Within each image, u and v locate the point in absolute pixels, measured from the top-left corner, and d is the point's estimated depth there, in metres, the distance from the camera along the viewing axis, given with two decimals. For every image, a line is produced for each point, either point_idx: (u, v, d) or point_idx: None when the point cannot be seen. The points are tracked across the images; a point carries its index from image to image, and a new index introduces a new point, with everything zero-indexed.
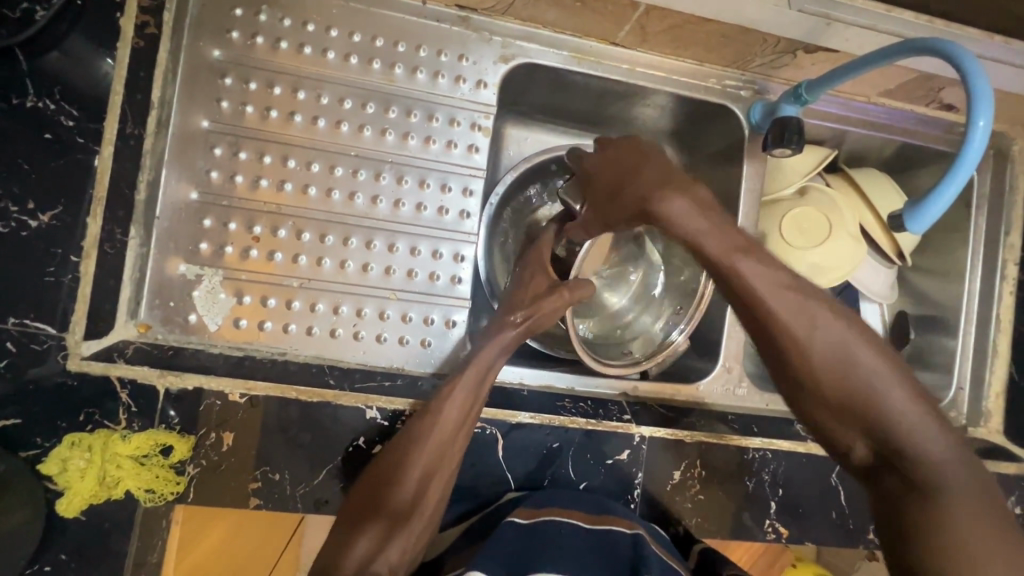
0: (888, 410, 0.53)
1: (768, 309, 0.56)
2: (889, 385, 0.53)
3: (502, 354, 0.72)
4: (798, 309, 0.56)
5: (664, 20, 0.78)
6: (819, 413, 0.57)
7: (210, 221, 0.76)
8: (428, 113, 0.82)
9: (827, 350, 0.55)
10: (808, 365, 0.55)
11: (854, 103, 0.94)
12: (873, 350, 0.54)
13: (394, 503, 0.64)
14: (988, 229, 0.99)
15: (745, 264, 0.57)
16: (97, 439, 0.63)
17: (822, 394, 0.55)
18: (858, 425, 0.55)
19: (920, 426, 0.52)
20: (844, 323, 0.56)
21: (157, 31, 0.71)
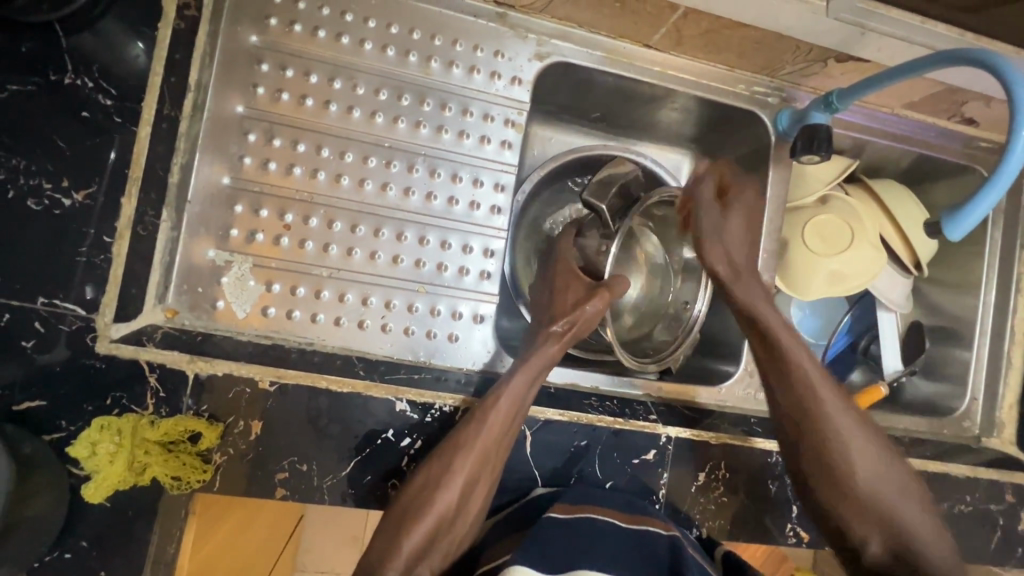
0: (905, 527, 0.68)
1: (822, 411, 0.73)
2: (904, 495, 0.70)
3: (546, 366, 0.72)
4: (839, 410, 0.73)
5: (701, 24, 0.79)
6: (845, 509, 0.71)
7: (241, 207, 0.75)
8: (463, 108, 0.82)
9: (862, 450, 0.71)
10: (841, 458, 0.71)
11: (877, 114, 0.96)
12: (897, 468, 0.72)
13: (439, 505, 0.63)
14: (1004, 242, 1.01)
15: (810, 369, 0.74)
16: (126, 424, 0.61)
17: (854, 491, 0.70)
18: (877, 525, 0.69)
19: (928, 541, 0.68)
20: (877, 445, 0.72)
21: (196, 14, 0.70)
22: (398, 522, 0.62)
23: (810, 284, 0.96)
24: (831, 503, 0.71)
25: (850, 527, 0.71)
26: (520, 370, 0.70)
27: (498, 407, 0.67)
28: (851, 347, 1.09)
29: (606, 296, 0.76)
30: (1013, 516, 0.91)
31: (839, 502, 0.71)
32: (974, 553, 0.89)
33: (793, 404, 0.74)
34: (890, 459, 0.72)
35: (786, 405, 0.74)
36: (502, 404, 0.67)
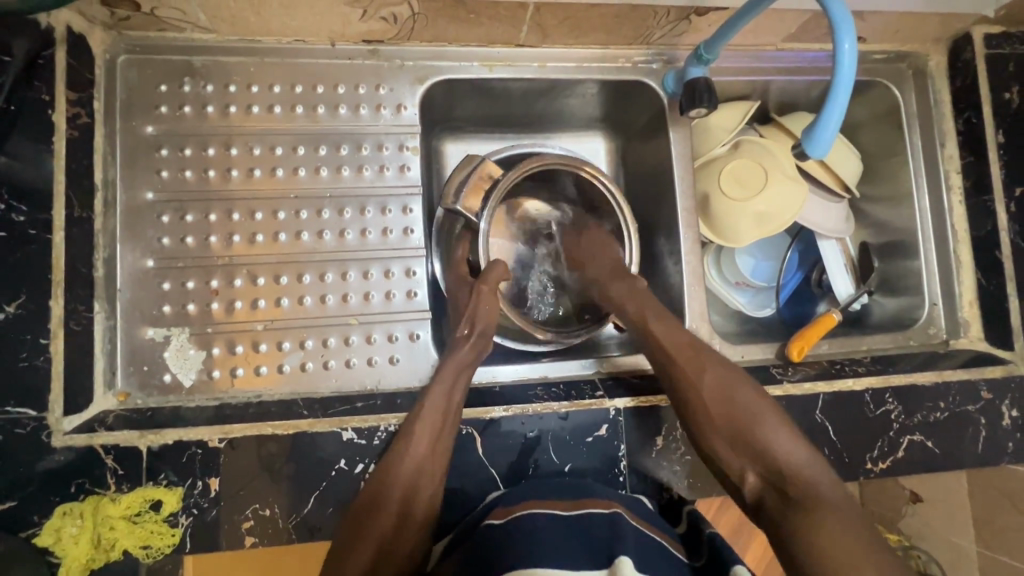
0: (771, 450, 0.69)
1: (677, 361, 0.77)
2: (766, 423, 0.71)
3: (462, 371, 0.77)
4: (695, 363, 0.77)
5: (557, 13, 0.82)
6: (715, 442, 0.72)
7: (169, 283, 0.80)
8: (357, 145, 0.86)
9: (713, 388, 0.74)
10: (697, 395, 0.75)
11: (763, 54, 0.98)
12: (746, 392, 0.74)
13: (382, 520, 0.66)
14: (923, 145, 1.01)
15: (656, 320, 0.82)
16: (88, 505, 0.66)
17: (717, 426, 0.72)
18: (747, 455, 0.70)
19: (793, 459, 0.68)
20: (737, 385, 0.74)
21: (89, 120, 0.76)
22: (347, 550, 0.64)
23: (741, 232, 0.98)
24: (708, 444, 0.73)
25: (728, 464, 0.71)
26: (439, 380, 0.75)
27: (425, 417, 0.71)
28: (805, 281, 1.10)
29: (487, 289, 0.82)
30: (995, 412, 0.88)
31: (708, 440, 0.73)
32: (963, 458, 0.87)
33: (662, 353, 0.79)
34: (748, 393, 0.74)
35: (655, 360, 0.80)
36: (430, 412, 0.71)
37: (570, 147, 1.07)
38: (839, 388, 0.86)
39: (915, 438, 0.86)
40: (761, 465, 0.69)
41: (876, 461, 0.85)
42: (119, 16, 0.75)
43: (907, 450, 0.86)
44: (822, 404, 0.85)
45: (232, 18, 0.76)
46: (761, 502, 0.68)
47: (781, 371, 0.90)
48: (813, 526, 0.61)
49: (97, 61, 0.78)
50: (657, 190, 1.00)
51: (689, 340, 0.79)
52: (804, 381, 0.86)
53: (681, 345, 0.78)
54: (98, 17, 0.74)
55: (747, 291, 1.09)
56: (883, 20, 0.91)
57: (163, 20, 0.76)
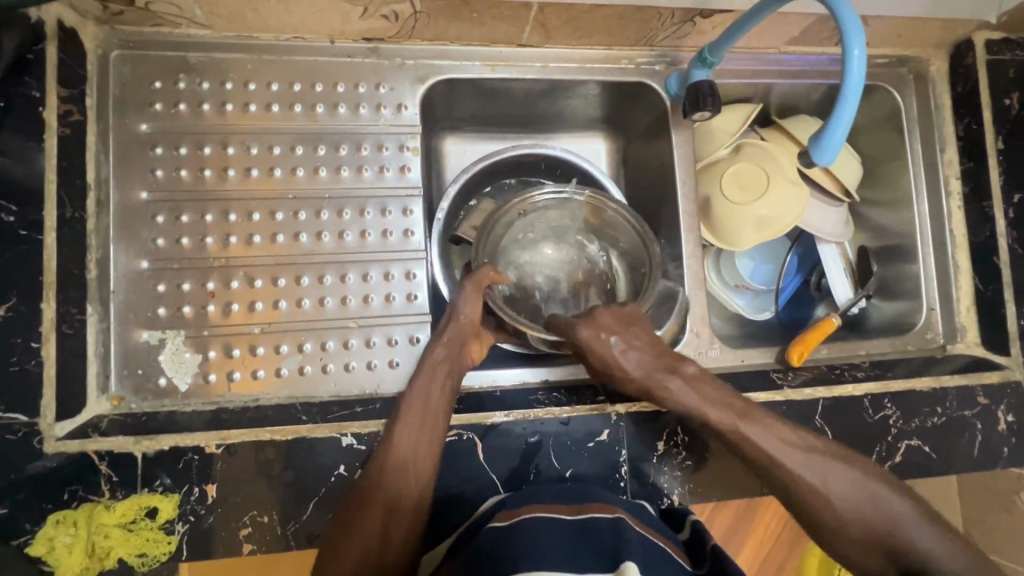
0: (917, 549, 0.62)
1: (792, 471, 0.67)
2: (902, 519, 0.63)
3: (449, 368, 0.74)
4: (809, 463, 0.67)
5: (561, 14, 0.81)
6: (851, 550, 0.65)
7: (164, 285, 0.78)
8: (357, 145, 0.85)
9: (835, 489, 0.66)
10: (821, 502, 0.66)
11: (766, 57, 0.97)
12: (871, 484, 0.66)
13: (367, 522, 0.64)
14: (924, 150, 1.01)
15: (749, 423, 0.69)
16: (82, 513, 0.65)
17: (851, 534, 0.64)
18: (892, 562, 0.63)
19: (942, 555, 0.61)
20: (852, 471, 0.66)
21: (81, 117, 0.74)
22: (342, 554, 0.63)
23: (741, 236, 0.97)
24: (842, 550, 0.65)
25: (872, 570, 0.64)
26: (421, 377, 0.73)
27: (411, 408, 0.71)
28: (804, 285, 1.10)
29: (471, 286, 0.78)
30: (991, 417, 0.89)
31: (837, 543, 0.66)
32: (959, 463, 0.88)
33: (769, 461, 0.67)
34: (870, 485, 0.66)
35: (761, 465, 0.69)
36: (415, 405, 0.71)
37: (571, 148, 1.06)
38: (839, 393, 0.86)
39: (913, 443, 0.87)
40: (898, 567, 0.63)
41: None
42: (112, 10, 0.73)
43: (904, 455, 0.86)
44: (821, 409, 0.85)
45: (230, 14, 0.75)
46: None
47: (781, 376, 0.90)
48: None
49: (89, 56, 0.76)
50: (659, 192, 0.99)
51: (793, 438, 0.68)
52: (805, 386, 0.86)
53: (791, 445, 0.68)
54: (91, 11, 0.72)
55: (746, 293, 1.09)
56: (887, 24, 0.91)
57: (158, 14, 0.75)
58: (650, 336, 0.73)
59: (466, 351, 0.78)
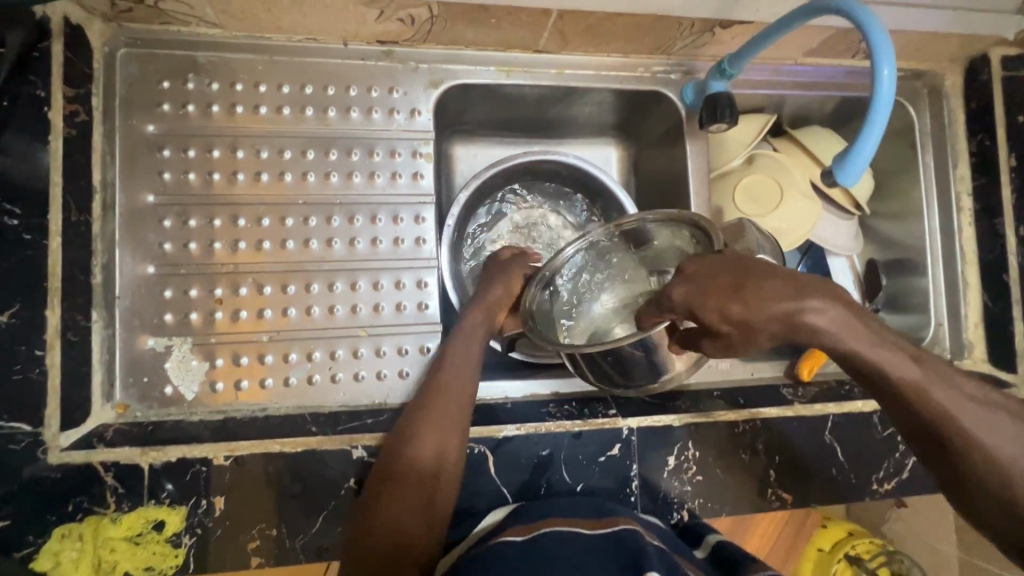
0: None
1: (958, 425, 0.53)
2: None
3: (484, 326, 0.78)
4: (978, 419, 0.53)
5: (580, 21, 0.80)
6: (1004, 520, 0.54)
7: (170, 291, 0.76)
8: (369, 150, 0.83)
9: (1009, 452, 0.53)
10: (988, 466, 0.53)
11: (782, 68, 0.96)
12: None
13: (409, 487, 0.64)
14: (936, 164, 1.01)
15: (913, 370, 0.54)
16: (88, 526, 0.64)
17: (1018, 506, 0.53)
18: None
19: None
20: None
21: (88, 118, 0.71)
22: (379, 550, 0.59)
23: None
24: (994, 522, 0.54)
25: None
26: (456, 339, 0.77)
27: (435, 396, 0.71)
28: None
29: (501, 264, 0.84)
30: None
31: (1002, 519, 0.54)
32: None
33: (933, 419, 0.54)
34: None
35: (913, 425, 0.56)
36: (450, 366, 0.73)
37: (582, 154, 1.05)
38: (849, 410, 0.86)
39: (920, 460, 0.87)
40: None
41: (881, 483, 0.85)
42: (120, 8, 0.70)
43: (912, 472, 0.86)
44: (831, 425, 0.85)
45: (242, 14, 0.73)
46: None
47: (791, 391, 0.89)
48: None
49: (96, 54, 0.73)
50: (671, 202, 0.98)
51: (959, 384, 0.55)
52: (816, 402, 0.86)
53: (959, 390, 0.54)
54: (99, 8, 0.70)
55: None
56: (906, 38, 0.90)
57: (167, 13, 0.72)
58: (774, 269, 0.55)
59: (497, 315, 0.80)
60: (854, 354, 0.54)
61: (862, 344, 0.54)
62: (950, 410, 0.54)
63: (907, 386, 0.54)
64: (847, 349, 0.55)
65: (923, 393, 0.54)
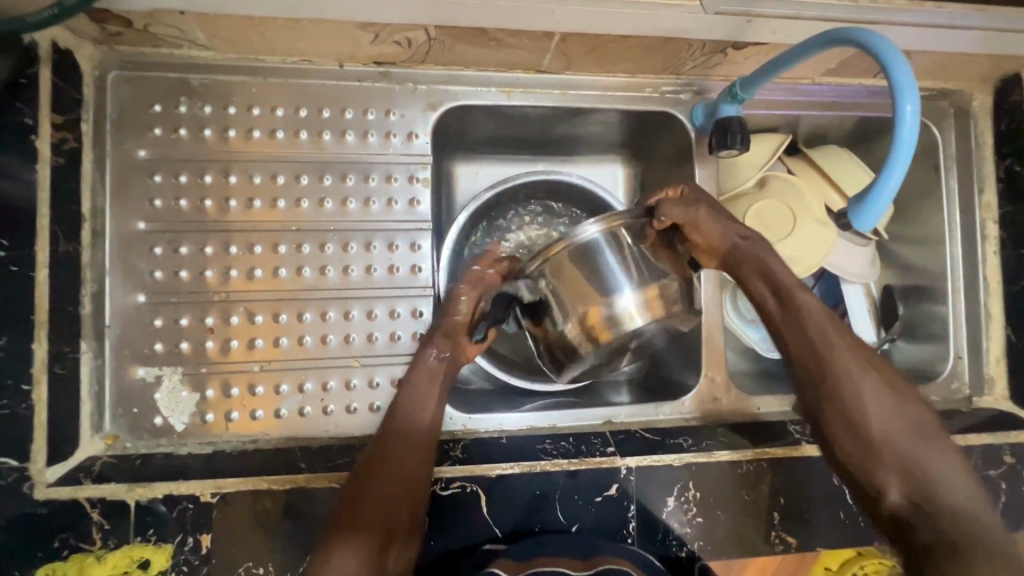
0: (931, 475, 0.60)
1: (828, 353, 0.67)
2: (935, 451, 0.62)
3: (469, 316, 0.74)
4: (852, 359, 0.67)
5: (585, 43, 0.76)
6: (854, 452, 0.64)
7: (161, 320, 0.75)
8: (364, 175, 0.81)
9: (874, 401, 0.64)
10: (851, 399, 0.65)
11: (799, 87, 0.92)
12: (919, 412, 0.64)
13: (391, 467, 0.67)
14: (960, 189, 0.96)
15: (806, 298, 0.70)
16: (72, 564, 0.63)
17: (866, 439, 0.64)
18: (901, 473, 0.62)
19: (957, 497, 0.59)
20: (896, 396, 0.65)
21: (77, 144, 0.70)
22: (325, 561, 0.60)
23: None
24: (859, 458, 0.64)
25: (868, 478, 0.63)
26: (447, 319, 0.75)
27: (414, 395, 0.71)
28: None
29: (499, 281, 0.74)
30: (1016, 478, 0.85)
31: (847, 452, 0.65)
32: None
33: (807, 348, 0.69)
34: (913, 412, 0.64)
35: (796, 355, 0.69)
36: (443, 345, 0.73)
37: (587, 173, 1.02)
38: None
39: None
40: (911, 494, 0.60)
41: None
42: (110, 31, 0.68)
43: None
44: None
45: (235, 37, 0.71)
46: (899, 522, 0.61)
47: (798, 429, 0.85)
48: None
49: (86, 79, 0.72)
50: None
51: (839, 325, 0.70)
52: None
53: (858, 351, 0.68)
54: (88, 32, 0.68)
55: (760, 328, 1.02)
56: (931, 58, 0.85)
57: (158, 37, 0.70)
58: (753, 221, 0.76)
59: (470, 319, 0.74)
60: (763, 269, 0.72)
61: (774, 263, 0.72)
62: (820, 339, 0.69)
63: (803, 307, 0.69)
64: (759, 267, 0.73)
65: (805, 316, 0.69)
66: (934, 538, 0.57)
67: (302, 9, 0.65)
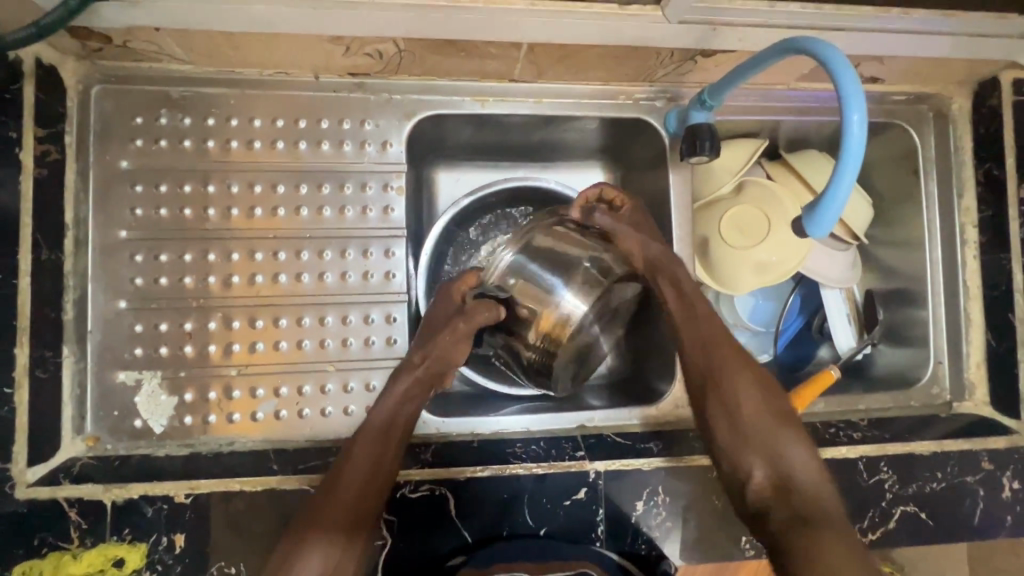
0: (789, 461, 0.66)
1: (713, 351, 0.74)
2: (795, 440, 0.68)
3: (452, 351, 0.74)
4: (733, 358, 0.74)
5: (553, 52, 0.77)
6: (729, 440, 0.69)
7: (141, 325, 0.77)
8: (340, 183, 0.83)
9: (747, 394, 0.71)
10: (728, 392, 0.71)
11: (773, 93, 0.92)
12: (784, 407, 0.71)
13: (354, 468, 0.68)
14: (940, 194, 0.95)
15: (702, 303, 0.77)
16: (49, 562, 0.65)
17: (739, 428, 0.69)
18: (764, 459, 0.67)
19: (809, 480, 0.65)
20: (766, 392, 0.72)
21: (60, 156, 0.73)
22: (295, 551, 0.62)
23: (739, 281, 0.93)
24: (733, 446, 0.69)
25: (737, 464, 0.68)
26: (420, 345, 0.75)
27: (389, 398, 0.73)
28: (806, 327, 1.05)
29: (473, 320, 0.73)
30: (994, 484, 0.85)
31: (723, 437, 0.70)
32: (957, 533, 0.83)
33: (699, 346, 0.74)
34: (781, 407, 0.71)
35: (688, 351, 0.75)
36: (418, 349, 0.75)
37: (567, 179, 1.03)
38: (831, 455, 0.82)
39: (908, 509, 0.83)
40: (773, 478, 0.66)
41: (864, 532, 0.81)
42: (90, 47, 0.71)
43: (898, 522, 0.82)
44: None
45: (211, 51, 0.73)
46: (762, 505, 0.65)
47: None
48: (821, 554, 0.56)
49: (69, 93, 0.74)
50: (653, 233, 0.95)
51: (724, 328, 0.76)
52: None
53: (740, 353, 0.74)
54: (70, 48, 0.71)
55: (747, 331, 1.05)
56: (905, 63, 0.85)
57: (137, 52, 0.72)
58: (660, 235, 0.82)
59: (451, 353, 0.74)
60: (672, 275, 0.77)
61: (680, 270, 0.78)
62: (709, 340, 0.75)
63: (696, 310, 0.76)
64: (670, 275, 0.78)
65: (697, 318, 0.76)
66: (789, 515, 0.62)
67: (271, 25, 0.67)
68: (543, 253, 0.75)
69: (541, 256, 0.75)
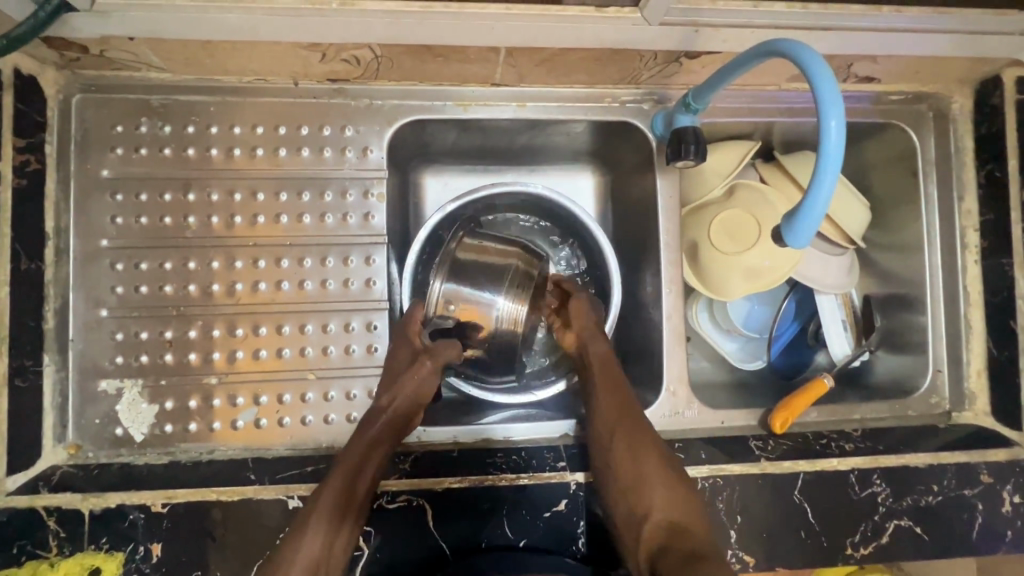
0: (682, 506, 0.69)
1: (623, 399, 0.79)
2: (688, 490, 0.71)
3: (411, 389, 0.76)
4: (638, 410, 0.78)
5: (532, 56, 0.76)
6: (631, 481, 0.72)
7: (123, 334, 0.78)
8: (320, 191, 0.82)
9: (651, 442, 0.75)
10: (634, 436, 0.75)
11: (764, 94, 0.90)
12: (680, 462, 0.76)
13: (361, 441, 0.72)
14: (939, 197, 0.92)
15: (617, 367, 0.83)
16: (27, 571, 0.66)
17: (642, 470, 0.72)
18: (662, 501, 0.70)
19: (698, 525, 0.68)
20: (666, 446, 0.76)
21: (40, 166, 0.73)
22: (293, 537, 0.64)
23: (729, 286, 0.91)
24: (632, 487, 0.71)
25: (636, 505, 0.70)
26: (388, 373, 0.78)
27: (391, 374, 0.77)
28: (801, 332, 1.02)
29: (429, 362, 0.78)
30: (994, 498, 0.82)
31: (624, 483, 0.72)
32: (954, 549, 0.80)
33: (610, 407, 0.78)
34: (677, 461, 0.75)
35: (597, 416, 0.78)
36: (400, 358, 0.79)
37: (555, 183, 1.01)
38: (822, 467, 0.80)
39: (902, 523, 0.80)
40: (665, 530, 0.67)
41: (856, 547, 0.79)
42: (68, 57, 0.71)
43: (892, 536, 0.80)
44: (801, 484, 0.79)
45: (187, 60, 0.72)
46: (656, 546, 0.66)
47: (759, 446, 0.84)
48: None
49: (50, 103, 0.75)
50: (641, 237, 0.94)
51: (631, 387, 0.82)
52: (785, 459, 0.80)
53: (643, 421, 0.77)
54: (48, 58, 0.71)
55: (737, 338, 1.02)
56: (901, 63, 0.82)
57: (114, 60, 0.72)
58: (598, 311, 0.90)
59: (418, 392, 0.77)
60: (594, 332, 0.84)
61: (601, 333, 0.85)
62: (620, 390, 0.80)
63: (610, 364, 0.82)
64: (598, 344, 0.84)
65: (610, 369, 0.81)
66: (675, 560, 0.62)
67: (243, 32, 0.66)
68: (468, 268, 0.80)
69: (467, 271, 0.80)
